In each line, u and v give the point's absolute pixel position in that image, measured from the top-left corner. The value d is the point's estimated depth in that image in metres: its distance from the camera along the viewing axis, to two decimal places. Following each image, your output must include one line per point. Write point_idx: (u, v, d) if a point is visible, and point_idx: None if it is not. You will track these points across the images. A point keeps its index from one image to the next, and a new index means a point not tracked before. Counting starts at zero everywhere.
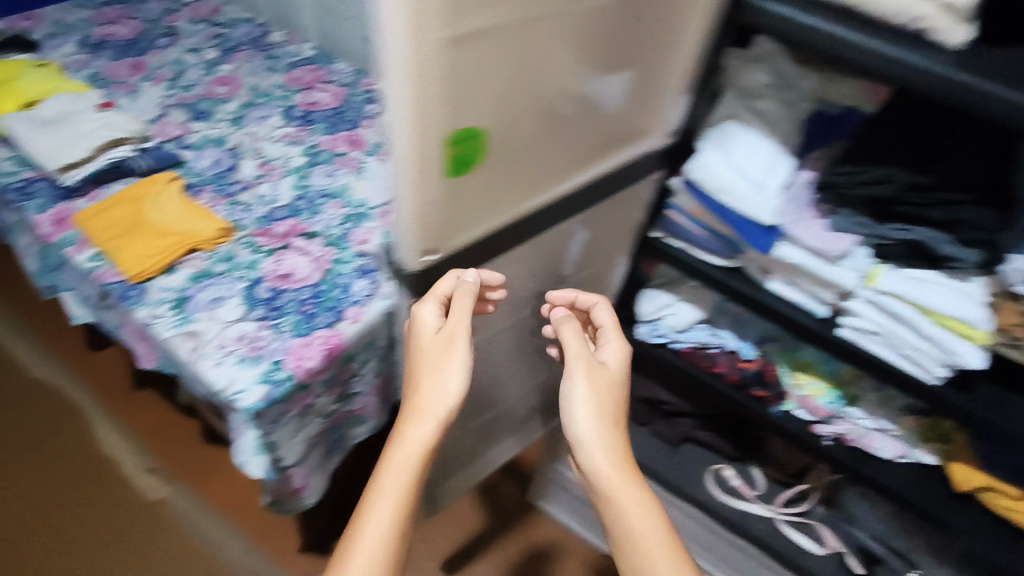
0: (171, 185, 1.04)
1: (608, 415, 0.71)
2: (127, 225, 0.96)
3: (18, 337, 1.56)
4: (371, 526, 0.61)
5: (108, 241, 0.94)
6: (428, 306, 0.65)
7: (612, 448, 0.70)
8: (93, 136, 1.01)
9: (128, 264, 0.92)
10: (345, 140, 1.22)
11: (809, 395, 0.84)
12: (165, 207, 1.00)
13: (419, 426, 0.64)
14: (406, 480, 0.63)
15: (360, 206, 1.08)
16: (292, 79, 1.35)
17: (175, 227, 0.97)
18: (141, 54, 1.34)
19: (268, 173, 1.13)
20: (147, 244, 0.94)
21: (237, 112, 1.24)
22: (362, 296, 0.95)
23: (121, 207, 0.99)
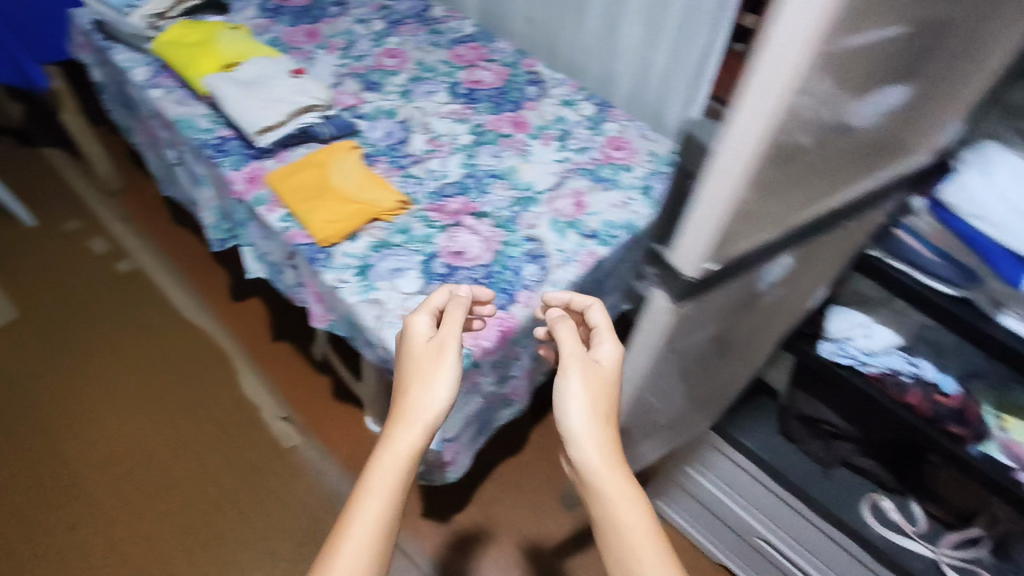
0: (352, 154, 1.07)
1: (597, 411, 0.68)
2: (314, 189, 1.00)
3: (172, 281, 1.68)
4: (355, 525, 0.60)
5: (298, 203, 0.98)
6: (418, 318, 0.75)
7: (604, 442, 0.66)
8: (288, 102, 1.06)
9: (317, 226, 0.95)
10: (509, 121, 1.22)
11: (1016, 439, 0.77)
12: (348, 175, 1.03)
13: (407, 429, 0.66)
14: (384, 481, 0.63)
15: (528, 190, 1.08)
16: (455, 56, 1.36)
17: (358, 195, 1.00)
18: (315, 21, 1.39)
19: (437, 148, 1.14)
20: (333, 208, 0.97)
21: (405, 86, 1.26)
22: (533, 282, 0.95)
23: (309, 172, 1.02)
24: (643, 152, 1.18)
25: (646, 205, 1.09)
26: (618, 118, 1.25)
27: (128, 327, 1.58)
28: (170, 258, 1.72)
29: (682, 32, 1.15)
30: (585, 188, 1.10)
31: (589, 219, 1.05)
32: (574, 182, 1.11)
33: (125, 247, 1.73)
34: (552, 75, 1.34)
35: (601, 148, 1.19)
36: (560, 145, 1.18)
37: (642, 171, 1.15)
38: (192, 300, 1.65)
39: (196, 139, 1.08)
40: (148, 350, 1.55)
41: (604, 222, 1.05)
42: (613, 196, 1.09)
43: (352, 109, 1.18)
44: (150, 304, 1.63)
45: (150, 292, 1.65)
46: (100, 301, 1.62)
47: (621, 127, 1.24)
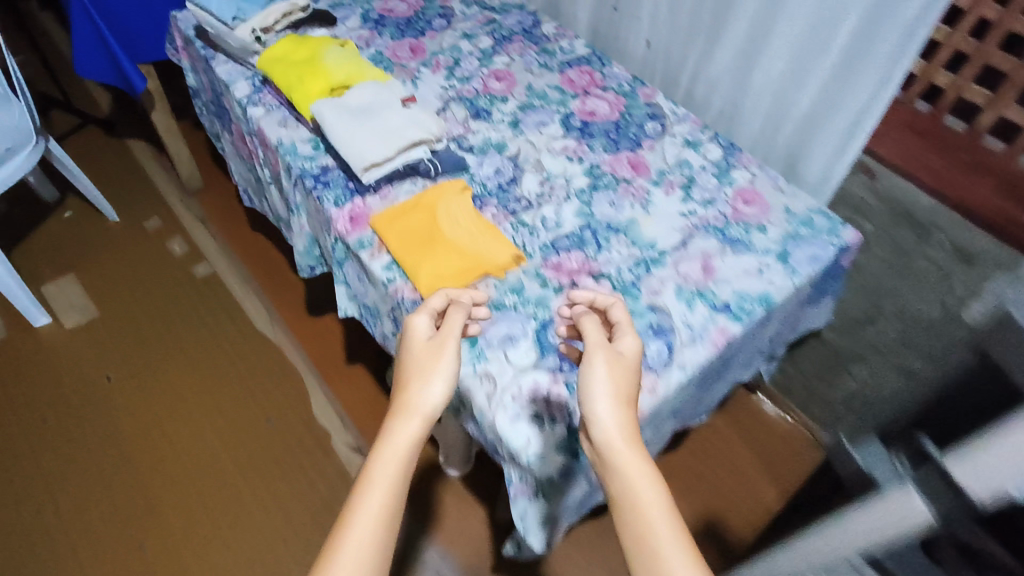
0: (461, 197, 0.98)
1: (613, 396, 0.65)
2: (422, 238, 0.91)
3: (248, 290, 1.64)
4: (359, 520, 0.57)
5: (405, 253, 0.90)
6: (422, 317, 0.73)
7: (621, 426, 0.63)
8: (399, 137, 0.97)
9: (426, 282, 0.86)
10: (627, 163, 1.11)
11: None
12: (457, 221, 0.94)
13: (404, 421, 0.64)
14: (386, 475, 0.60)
15: (651, 248, 0.97)
16: (567, 81, 1.24)
17: (469, 248, 0.91)
18: (420, 34, 1.29)
19: (549, 192, 1.04)
20: (443, 263, 0.89)
21: (515, 114, 1.16)
22: (659, 365, 0.84)
23: (415, 217, 0.94)
24: (777, 208, 1.06)
25: (783, 275, 0.97)
26: (748, 164, 1.12)
27: (202, 337, 1.55)
28: (247, 266, 1.68)
29: (838, 75, 1.01)
30: (714, 250, 0.98)
31: (719, 288, 0.94)
32: (701, 241, 0.99)
33: (204, 250, 1.70)
34: (672, 109, 1.22)
35: (730, 200, 1.06)
36: (683, 195, 1.06)
37: (777, 232, 1.02)
38: (268, 311, 1.61)
39: (297, 168, 1.01)
40: (221, 363, 1.50)
41: (737, 292, 0.93)
42: (745, 261, 0.97)
43: (458, 141, 1.09)
44: (225, 314, 1.59)
45: (226, 301, 1.61)
46: (176, 307, 1.59)
47: (751, 176, 1.11)
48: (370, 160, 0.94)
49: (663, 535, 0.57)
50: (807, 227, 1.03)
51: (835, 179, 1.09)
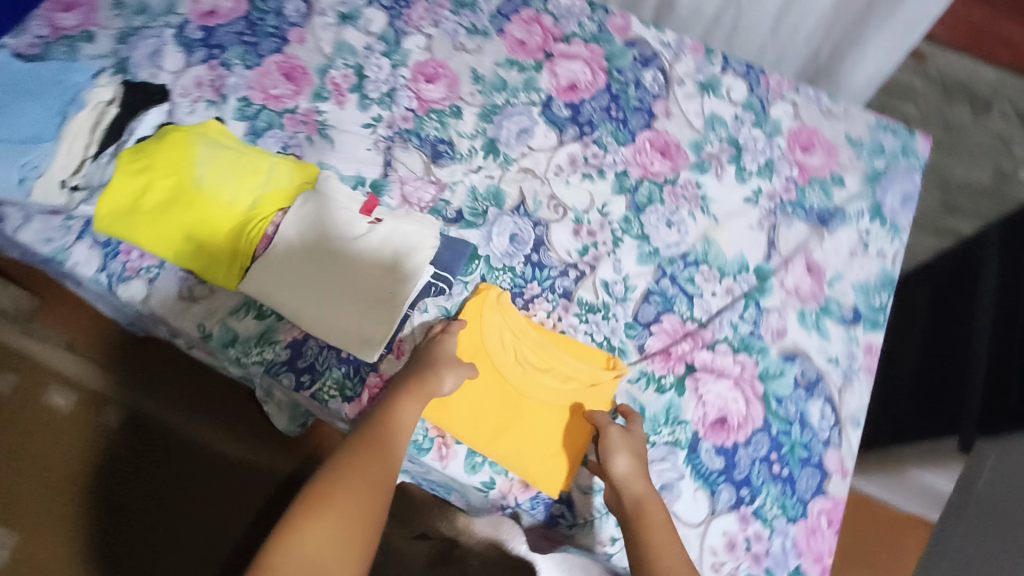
0: (501, 314, 0.71)
1: (628, 452, 0.62)
2: (498, 411, 0.67)
3: (210, 428, 1.12)
4: (347, 479, 0.54)
5: (490, 445, 0.65)
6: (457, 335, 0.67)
7: (639, 475, 0.61)
8: (396, 279, 0.68)
9: (541, 475, 0.65)
10: (652, 149, 0.84)
11: None
12: (523, 355, 0.69)
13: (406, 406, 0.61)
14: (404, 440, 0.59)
15: (744, 273, 0.78)
16: (515, 44, 0.89)
17: (559, 392, 0.68)
18: (280, 41, 0.85)
19: (593, 241, 0.78)
20: (543, 435, 0.66)
21: (483, 132, 0.83)
22: (832, 433, 0.71)
23: (470, 382, 0.67)
24: (840, 144, 0.86)
25: (888, 236, 0.82)
26: (782, 91, 0.89)
27: (205, 527, 1.06)
28: (182, 390, 1.14)
29: None
30: (808, 239, 0.80)
31: (836, 291, 0.78)
32: (788, 233, 0.81)
33: (109, 399, 1.13)
34: (660, 38, 0.91)
35: (787, 154, 0.85)
36: (737, 171, 0.84)
37: (855, 180, 0.84)
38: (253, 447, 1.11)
39: (258, 365, 0.68)
40: (217, 528, 1.06)
41: (858, 287, 0.79)
42: (845, 239, 0.81)
43: (440, 212, 0.77)
44: (201, 475, 1.09)
45: (194, 460, 1.10)
46: (133, 508, 1.06)
47: (791, 106, 0.89)
48: (382, 338, 0.66)
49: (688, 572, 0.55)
50: (880, 157, 0.86)
51: (885, 74, 0.89)
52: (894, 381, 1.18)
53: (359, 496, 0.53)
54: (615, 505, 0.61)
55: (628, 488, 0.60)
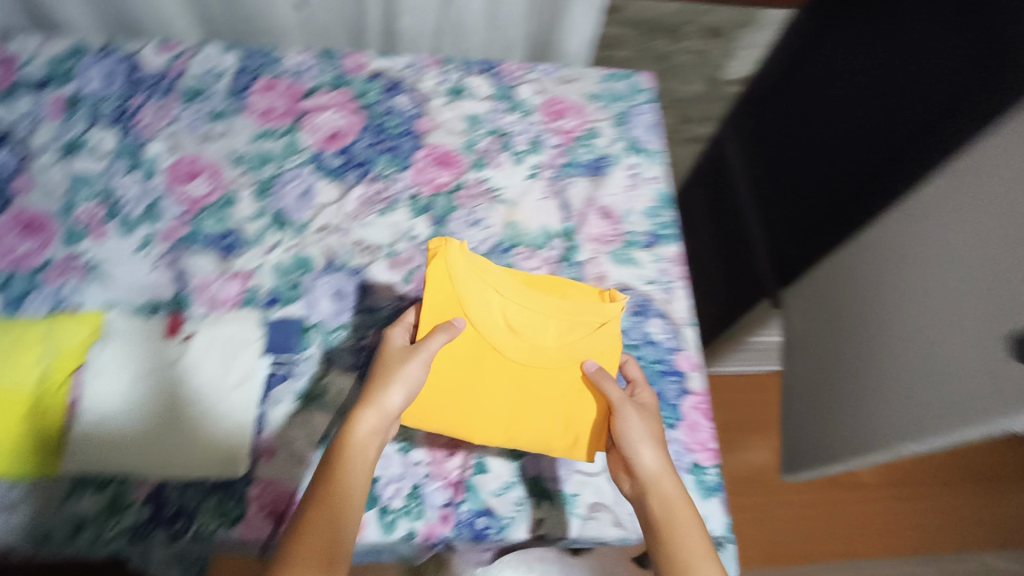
0: (466, 278, 0.69)
1: (652, 446, 0.65)
2: (497, 391, 0.69)
3: None
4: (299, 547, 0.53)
5: (507, 432, 0.68)
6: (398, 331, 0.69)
7: (662, 468, 0.64)
8: (238, 375, 0.68)
9: (570, 445, 0.69)
10: (430, 163, 0.88)
11: None
12: (515, 325, 0.70)
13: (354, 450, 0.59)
14: (359, 488, 0.58)
15: (552, 238, 0.84)
16: (262, 115, 0.89)
17: (558, 349, 0.70)
18: (6, 199, 0.78)
19: (412, 267, 0.80)
20: (558, 394, 0.69)
21: (266, 208, 0.82)
22: (675, 340, 0.79)
23: (473, 376, 0.68)
24: (584, 103, 0.96)
25: (650, 162, 0.92)
26: (520, 75, 0.98)
27: None
28: None
29: None
30: (591, 190, 0.89)
31: (630, 223, 0.87)
32: (574, 191, 0.89)
33: None
34: (397, 64, 0.96)
35: (546, 126, 0.93)
36: (511, 156, 0.90)
37: (607, 128, 0.94)
38: None
39: (120, 539, 0.61)
40: None
41: (646, 213, 0.88)
42: (619, 178, 0.90)
43: (255, 301, 0.75)
44: None
45: None
46: None
47: (533, 84, 0.97)
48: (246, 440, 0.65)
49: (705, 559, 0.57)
50: (619, 102, 0.97)
51: (594, 33, 1.01)
52: (705, 274, 1.28)
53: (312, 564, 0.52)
54: (632, 491, 0.64)
55: (651, 481, 0.63)
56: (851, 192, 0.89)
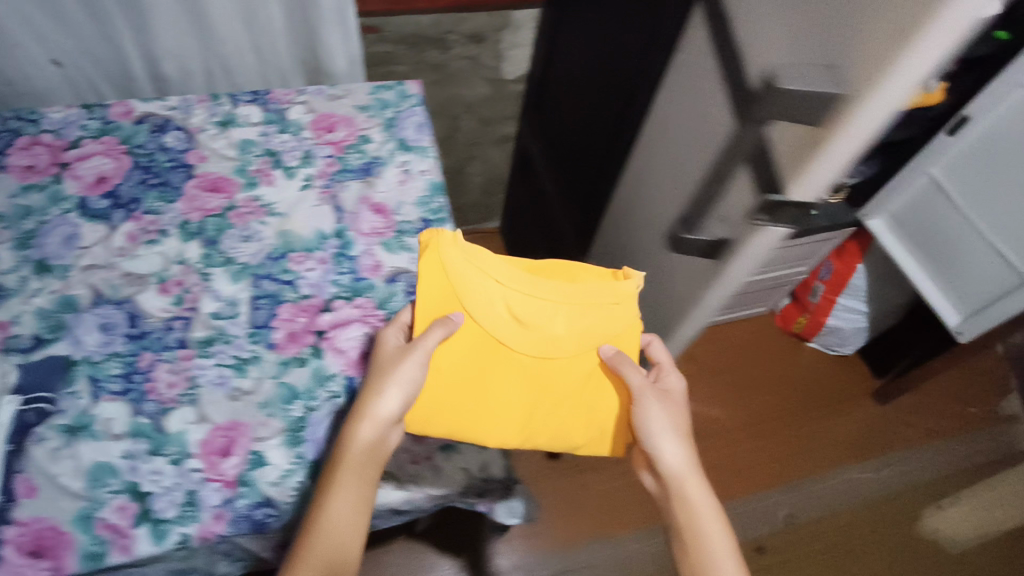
0: (470, 276, 0.74)
1: (675, 438, 0.72)
2: (507, 388, 0.75)
3: None
4: (320, 519, 0.62)
5: (523, 426, 0.75)
6: (394, 331, 0.76)
7: (684, 457, 0.72)
8: None
9: (590, 438, 0.77)
10: (201, 190, 0.91)
11: None
12: (528, 319, 0.75)
13: (358, 434, 0.66)
14: (372, 476, 0.66)
15: (326, 239, 0.88)
16: (23, 172, 0.90)
17: (569, 337, 0.75)
18: None
19: (183, 289, 0.82)
20: (574, 384, 0.76)
21: (26, 258, 0.82)
22: None
23: (488, 376, 0.75)
24: (353, 114, 1.01)
25: (421, 157, 0.98)
26: (290, 98, 1.03)
27: None
28: None
29: None
30: (363, 191, 0.93)
31: (402, 214, 0.92)
32: (347, 194, 0.93)
33: None
34: (166, 105, 1.00)
35: (317, 140, 0.98)
36: (283, 172, 0.94)
37: (377, 133, 1.00)
38: None
39: None
40: None
41: (417, 203, 0.93)
42: (392, 176, 0.96)
43: (15, 346, 0.75)
44: None
45: None
46: None
47: (303, 105, 1.02)
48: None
49: (716, 539, 0.67)
50: (388, 109, 1.03)
51: (357, 52, 1.07)
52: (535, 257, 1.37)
53: (336, 537, 0.62)
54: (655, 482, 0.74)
55: (670, 469, 0.72)
56: (601, 156, 0.99)
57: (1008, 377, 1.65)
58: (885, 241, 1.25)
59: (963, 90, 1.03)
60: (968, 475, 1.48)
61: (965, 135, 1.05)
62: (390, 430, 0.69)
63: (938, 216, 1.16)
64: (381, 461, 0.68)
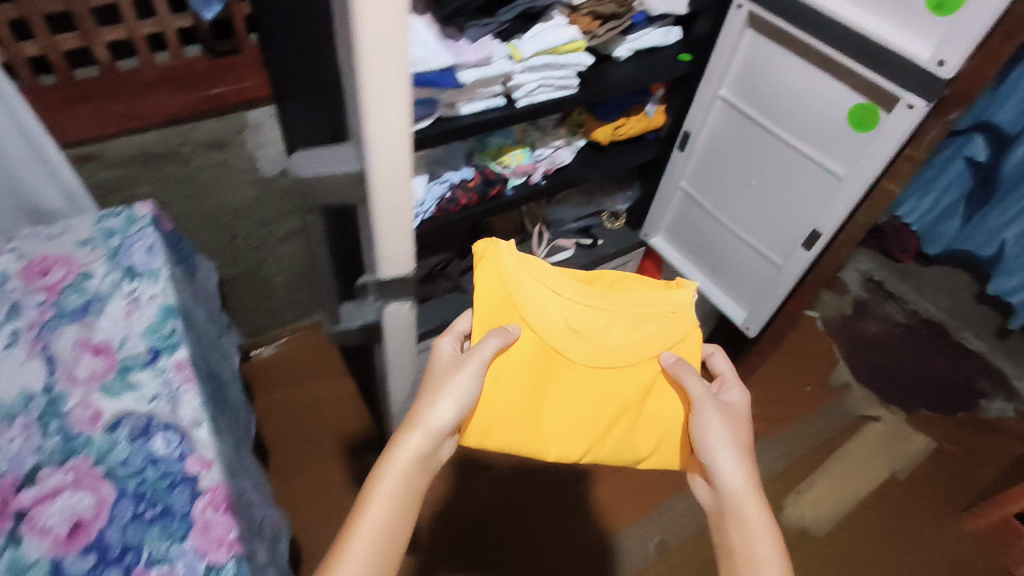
0: (534, 296, 0.84)
1: (733, 450, 0.77)
2: (563, 400, 0.85)
3: None
4: (370, 509, 0.70)
5: (591, 441, 0.85)
6: (449, 339, 0.84)
7: (745, 475, 0.76)
8: None
9: (652, 448, 0.86)
10: None
11: (518, 164, 1.02)
12: (588, 331, 0.85)
13: (411, 435, 0.73)
14: (421, 477, 0.74)
15: (33, 399, 0.78)
16: None
17: (624, 341, 0.85)
18: None
19: None
20: (631, 394, 0.85)
21: None
22: (181, 446, 0.75)
23: (561, 386, 0.85)
24: (72, 251, 0.93)
25: (151, 282, 0.91)
26: None
27: None
28: None
29: None
30: (81, 333, 0.84)
31: (126, 349, 0.83)
32: (61, 342, 0.83)
33: None
34: None
35: (27, 288, 0.89)
36: None
37: (99, 266, 0.92)
38: None
39: None
40: None
41: (144, 332, 0.85)
42: (117, 309, 0.87)
43: None
44: None
45: None
46: None
47: (12, 253, 0.93)
48: None
49: (763, 558, 0.72)
50: (113, 238, 0.96)
51: (72, 182, 1.00)
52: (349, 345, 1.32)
53: (385, 527, 0.70)
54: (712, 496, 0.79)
55: (726, 486, 0.76)
56: None
57: (833, 348, 1.76)
58: (667, 256, 1.31)
59: (677, 110, 1.13)
60: (822, 452, 1.54)
61: (694, 148, 1.15)
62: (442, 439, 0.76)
63: (700, 226, 1.22)
64: (426, 471, 0.75)
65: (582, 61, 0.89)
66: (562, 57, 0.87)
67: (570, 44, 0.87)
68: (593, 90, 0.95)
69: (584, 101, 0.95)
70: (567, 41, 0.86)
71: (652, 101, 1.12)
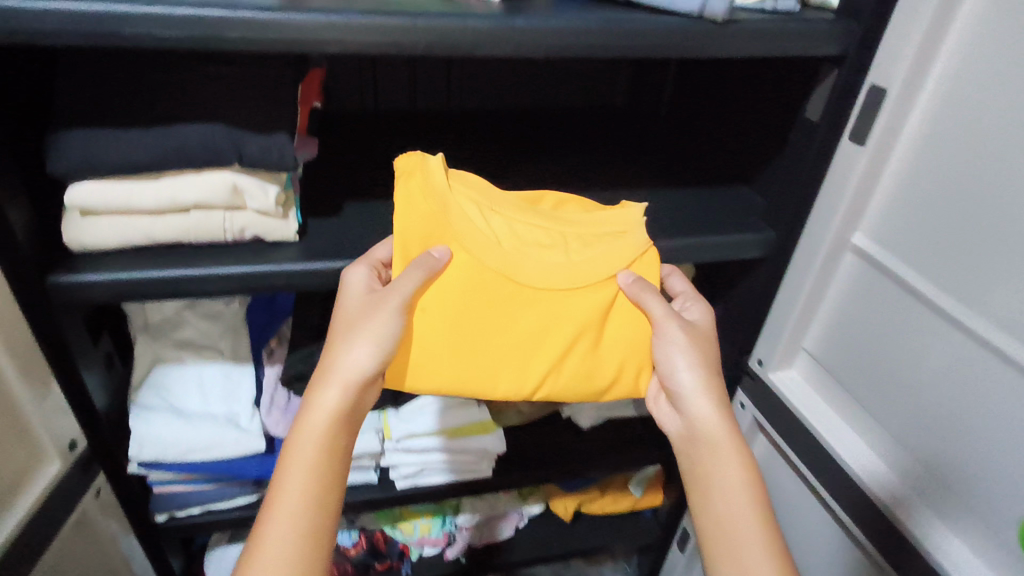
0: (464, 204, 0.47)
1: (704, 368, 0.47)
2: (516, 334, 0.48)
3: None
4: (274, 522, 0.40)
5: (540, 387, 0.48)
6: (359, 270, 0.45)
7: (716, 405, 0.47)
8: None
9: (613, 377, 0.50)
10: None
11: (422, 535, 0.76)
12: (533, 251, 0.48)
13: (323, 397, 0.43)
14: (341, 462, 0.43)
15: None
16: None
17: (586, 271, 0.48)
18: None
19: None
20: (591, 330, 0.48)
21: None
22: None
23: (505, 318, 0.47)
24: None
25: None
26: None
27: None
28: None
29: None
30: None
31: None
32: None
33: None
34: None
35: None
36: None
37: None
38: None
39: None
40: None
41: None
42: None
43: None
44: None
45: None
46: None
47: None
48: None
49: None
50: None
51: None
52: None
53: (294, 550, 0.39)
54: (686, 447, 0.48)
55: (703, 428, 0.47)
56: None
57: None
58: None
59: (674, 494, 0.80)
60: None
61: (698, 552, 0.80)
62: (369, 391, 0.45)
63: None
64: (352, 431, 0.45)
65: (487, 447, 0.63)
66: (455, 437, 0.62)
67: (472, 423, 0.62)
68: (527, 474, 0.68)
69: (504, 485, 0.68)
70: (465, 421, 0.62)
71: (638, 476, 0.80)
